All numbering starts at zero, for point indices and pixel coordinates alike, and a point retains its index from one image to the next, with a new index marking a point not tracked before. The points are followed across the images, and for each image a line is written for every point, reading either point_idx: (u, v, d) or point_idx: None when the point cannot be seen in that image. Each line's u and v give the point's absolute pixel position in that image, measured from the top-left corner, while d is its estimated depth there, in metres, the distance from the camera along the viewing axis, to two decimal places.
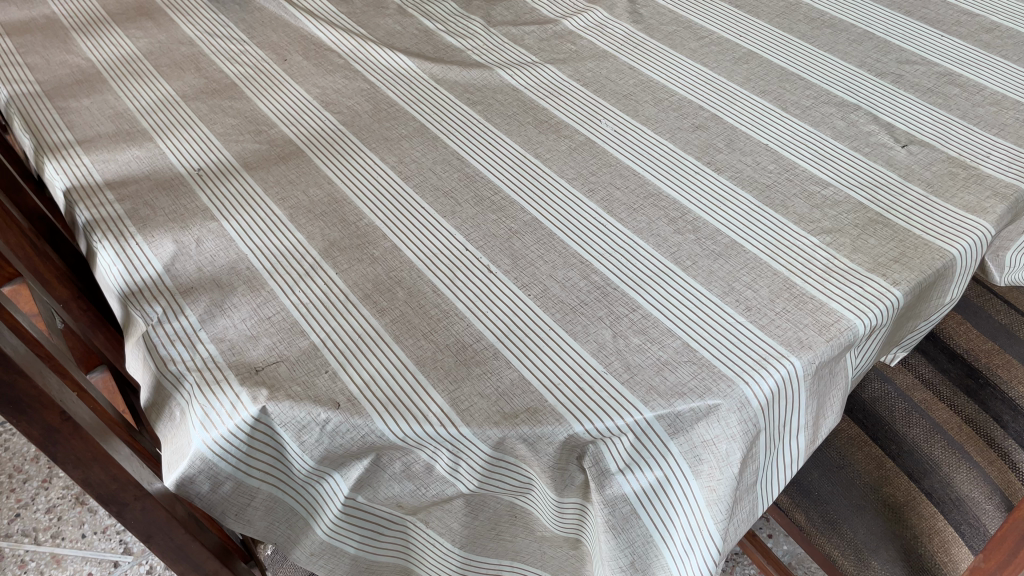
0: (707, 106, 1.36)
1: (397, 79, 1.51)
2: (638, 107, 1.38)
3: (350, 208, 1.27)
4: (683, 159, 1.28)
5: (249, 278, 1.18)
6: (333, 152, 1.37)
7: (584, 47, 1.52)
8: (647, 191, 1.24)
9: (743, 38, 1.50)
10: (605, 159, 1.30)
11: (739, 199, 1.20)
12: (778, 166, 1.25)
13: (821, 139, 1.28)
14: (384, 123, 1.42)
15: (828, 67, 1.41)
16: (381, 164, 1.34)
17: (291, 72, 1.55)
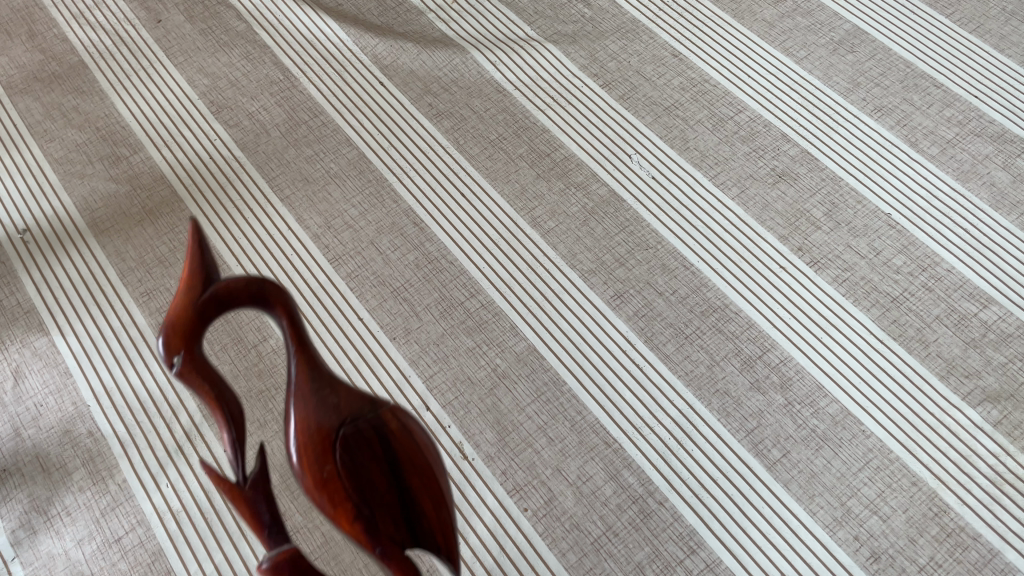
0: (795, 135, 0.90)
1: (325, 65, 1.01)
2: (688, 133, 0.91)
3: (250, 317, 0.84)
4: (760, 240, 0.83)
5: (90, 455, 0.77)
6: (227, 205, 0.91)
7: (602, 12, 1.02)
8: (704, 300, 0.81)
9: (844, 3, 0.99)
10: (639, 233, 0.85)
11: (852, 327, 0.78)
12: (907, 260, 0.81)
13: (972, 210, 0.83)
14: (302, 150, 0.94)
15: (976, 65, 0.92)
16: (299, 232, 0.89)
17: (169, 47, 1.05)
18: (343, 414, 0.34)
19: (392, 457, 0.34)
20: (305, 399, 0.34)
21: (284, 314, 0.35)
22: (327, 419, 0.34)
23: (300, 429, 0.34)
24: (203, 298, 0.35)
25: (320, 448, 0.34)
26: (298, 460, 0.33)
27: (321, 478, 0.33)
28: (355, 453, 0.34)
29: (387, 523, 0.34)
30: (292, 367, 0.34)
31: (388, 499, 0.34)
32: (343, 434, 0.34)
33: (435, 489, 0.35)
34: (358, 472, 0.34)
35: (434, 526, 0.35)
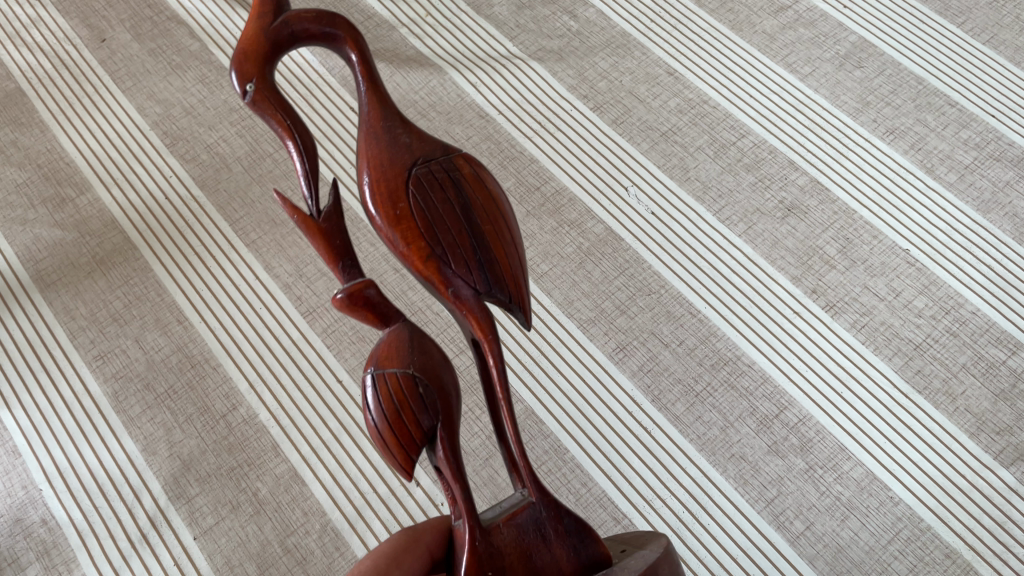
0: (803, 162, 0.83)
1: (290, 89, 0.92)
2: (688, 162, 0.84)
3: (217, 381, 0.76)
4: (772, 283, 0.77)
5: (45, 548, 0.69)
6: (188, 253, 0.83)
7: (590, 25, 0.94)
8: (714, 351, 0.74)
9: (849, 12, 0.92)
10: (640, 276, 0.79)
11: (874, 380, 0.72)
12: (929, 302, 0.75)
13: (995, 244, 0.78)
14: (268, 187, 0.86)
15: (992, 80, 0.86)
16: (268, 282, 0.81)
17: (115, 70, 0.95)
18: (414, 152, 0.32)
19: (466, 201, 0.33)
20: (376, 134, 0.32)
21: (351, 47, 0.32)
22: (399, 157, 0.32)
23: (372, 165, 0.32)
24: (274, 26, 0.30)
25: (393, 186, 0.32)
26: (369, 196, 0.32)
27: (396, 212, 0.32)
28: (432, 186, 0.32)
29: (461, 265, 0.32)
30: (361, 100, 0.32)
31: (461, 238, 0.32)
32: (417, 171, 0.32)
33: (505, 236, 0.33)
34: (435, 199, 0.32)
35: (507, 273, 0.33)
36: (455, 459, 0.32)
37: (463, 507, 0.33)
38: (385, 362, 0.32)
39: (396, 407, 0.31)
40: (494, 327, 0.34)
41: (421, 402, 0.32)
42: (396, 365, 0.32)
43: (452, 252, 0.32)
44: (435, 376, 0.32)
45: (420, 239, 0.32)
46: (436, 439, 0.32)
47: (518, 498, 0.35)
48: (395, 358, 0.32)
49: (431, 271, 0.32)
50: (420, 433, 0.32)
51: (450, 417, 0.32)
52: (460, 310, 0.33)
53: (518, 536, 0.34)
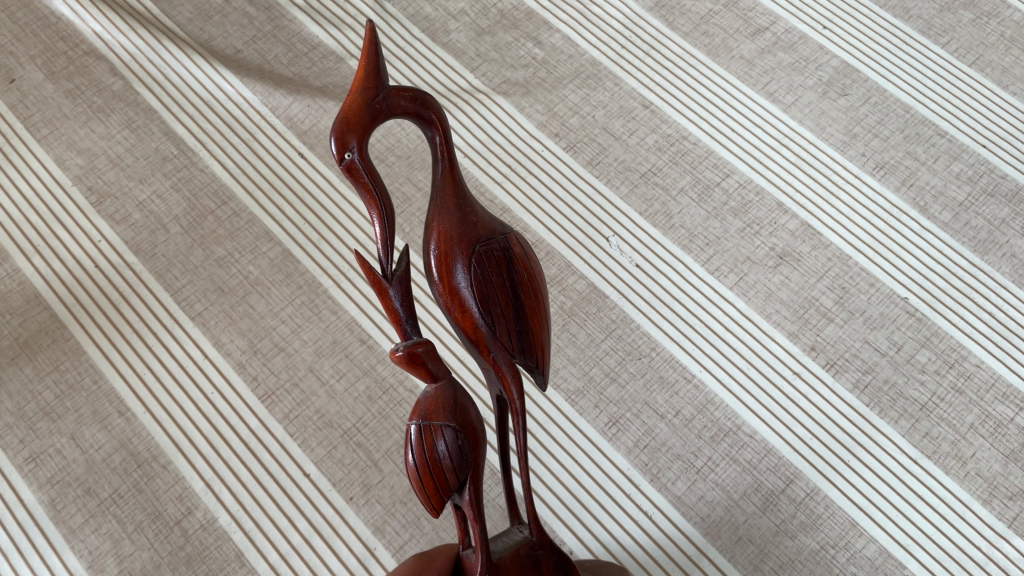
0: (792, 203, 0.78)
1: (230, 134, 0.83)
2: (671, 206, 0.79)
3: (168, 481, 0.68)
4: (769, 341, 0.72)
5: None
6: (125, 331, 0.74)
7: (556, 52, 0.87)
8: (713, 421, 0.69)
9: (829, 33, 0.87)
10: (628, 338, 0.73)
11: (881, 446, 0.68)
12: (932, 356, 0.71)
13: (994, 288, 0.74)
14: (212, 249, 0.78)
15: (980, 107, 0.82)
16: (220, 362, 0.73)
17: (26, 115, 0.84)
18: (479, 230, 0.37)
19: (514, 279, 0.37)
20: (448, 209, 0.37)
21: (438, 129, 0.37)
22: (466, 233, 0.37)
23: (441, 235, 0.37)
24: (376, 101, 0.34)
25: (456, 258, 0.36)
26: (435, 265, 0.37)
27: (454, 282, 0.36)
28: (488, 263, 0.37)
29: (505, 336, 0.37)
30: (438, 170, 0.37)
31: (508, 311, 0.37)
32: (479, 247, 0.36)
33: (542, 310, 0.38)
34: (487, 271, 0.37)
35: (541, 347, 0.38)
36: (476, 504, 0.37)
37: (480, 548, 0.37)
38: (433, 415, 0.36)
39: (437, 446, 0.36)
40: (524, 391, 0.38)
41: (455, 451, 0.36)
42: (440, 419, 0.36)
43: (496, 318, 0.37)
44: (470, 429, 0.37)
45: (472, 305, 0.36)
46: (466, 479, 0.37)
47: (521, 537, 0.41)
48: (439, 411, 0.36)
49: (477, 335, 0.37)
50: (455, 468, 0.36)
51: (480, 466, 0.37)
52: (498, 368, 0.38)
53: (522, 570, 0.40)
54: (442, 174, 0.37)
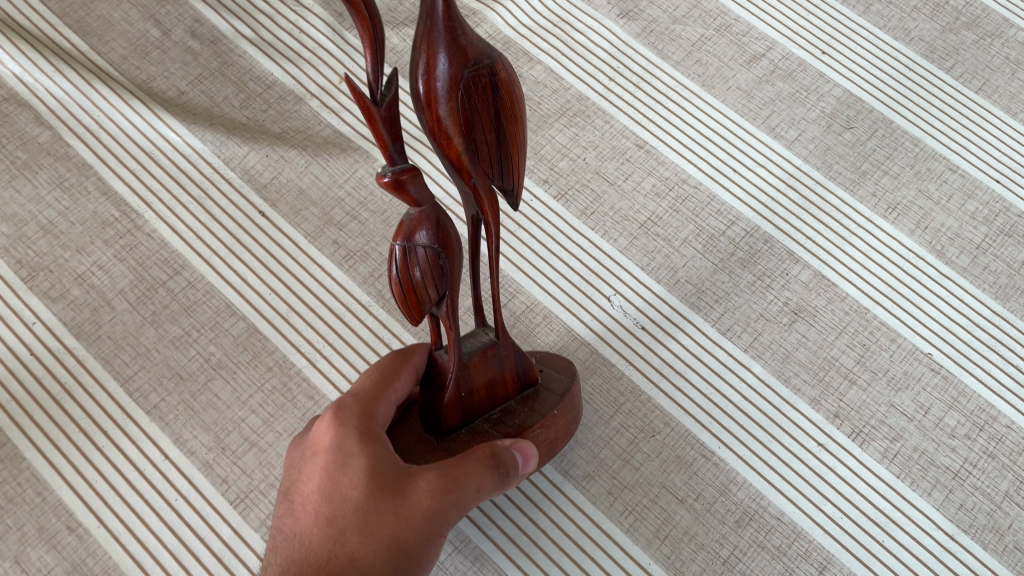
0: (803, 250, 0.73)
1: (179, 190, 0.74)
2: (675, 259, 0.72)
3: None
4: (790, 410, 0.67)
5: None
6: (70, 431, 0.65)
7: (539, 86, 0.79)
8: (737, 504, 0.64)
9: (829, 58, 0.81)
10: (639, 412, 0.67)
11: (916, 522, 0.63)
12: (961, 418, 0.67)
13: (1019, 338, 0.70)
14: (166, 328, 0.69)
15: (990, 137, 0.78)
16: (183, 462, 0.64)
17: None
18: (467, 61, 0.44)
19: (497, 105, 0.45)
20: (438, 44, 0.43)
21: None
22: (456, 59, 0.43)
23: (433, 63, 0.43)
24: None
25: (444, 87, 0.44)
26: (425, 95, 0.44)
27: (441, 103, 0.44)
28: (473, 86, 0.44)
29: (484, 160, 0.47)
30: (433, 3, 0.42)
31: (489, 136, 0.46)
32: (466, 76, 0.44)
33: (518, 133, 0.47)
34: (472, 96, 0.44)
35: (515, 165, 0.48)
36: (450, 305, 0.52)
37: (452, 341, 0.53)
38: (415, 229, 0.48)
39: (420, 259, 0.49)
40: (497, 204, 0.50)
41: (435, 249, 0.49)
42: (422, 232, 0.48)
43: (476, 141, 0.46)
44: (448, 246, 0.49)
45: (454, 131, 0.45)
46: (444, 292, 0.51)
47: (488, 340, 0.57)
48: (421, 225, 0.48)
49: (459, 158, 0.46)
50: (435, 285, 0.50)
51: (455, 264, 0.50)
52: (474, 191, 0.48)
53: (486, 362, 0.56)
54: (437, 4, 0.42)
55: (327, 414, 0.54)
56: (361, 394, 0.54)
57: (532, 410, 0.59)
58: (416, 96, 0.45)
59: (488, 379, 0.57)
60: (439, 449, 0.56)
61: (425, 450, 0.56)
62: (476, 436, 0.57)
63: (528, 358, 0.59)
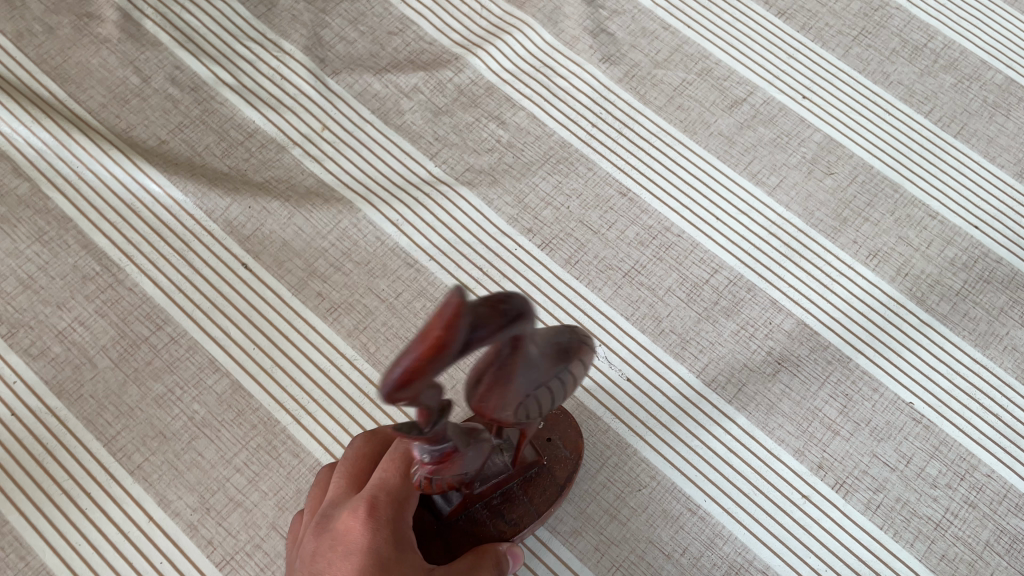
0: (786, 299, 0.73)
1: (161, 243, 0.73)
2: (659, 309, 0.72)
3: None
4: (775, 462, 0.67)
5: None
6: (52, 493, 0.64)
7: (522, 133, 0.79)
8: (722, 558, 0.64)
9: (810, 103, 0.82)
10: (625, 466, 0.67)
11: (898, 574, 0.64)
12: (942, 468, 0.68)
13: (998, 386, 0.71)
14: (149, 385, 0.68)
15: (968, 183, 0.79)
16: (168, 524, 0.64)
17: None
18: (540, 382, 0.40)
19: (558, 396, 0.43)
20: (514, 382, 0.38)
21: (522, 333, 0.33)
22: (524, 396, 0.40)
23: (496, 407, 0.40)
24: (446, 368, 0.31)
25: (504, 408, 0.40)
26: (489, 400, 0.39)
27: (499, 417, 0.41)
28: (542, 393, 0.41)
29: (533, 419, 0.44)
30: (510, 359, 0.36)
31: (543, 411, 0.44)
32: (532, 397, 0.40)
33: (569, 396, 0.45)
34: (537, 402, 0.41)
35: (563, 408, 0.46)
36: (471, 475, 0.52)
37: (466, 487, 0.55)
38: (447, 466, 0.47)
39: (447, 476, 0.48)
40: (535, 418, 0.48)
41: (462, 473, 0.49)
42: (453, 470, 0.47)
43: (531, 416, 0.43)
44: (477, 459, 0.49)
45: (511, 422, 0.42)
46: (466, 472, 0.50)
47: (503, 465, 0.57)
48: (452, 466, 0.47)
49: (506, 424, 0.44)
50: (455, 478, 0.50)
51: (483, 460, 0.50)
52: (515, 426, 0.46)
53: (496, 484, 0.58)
54: (513, 358, 0.36)
55: (360, 509, 0.53)
56: (393, 491, 0.53)
57: (530, 501, 0.62)
58: (470, 408, 0.41)
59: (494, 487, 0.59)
60: (439, 536, 0.59)
61: (423, 533, 0.59)
62: (474, 526, 0.60)
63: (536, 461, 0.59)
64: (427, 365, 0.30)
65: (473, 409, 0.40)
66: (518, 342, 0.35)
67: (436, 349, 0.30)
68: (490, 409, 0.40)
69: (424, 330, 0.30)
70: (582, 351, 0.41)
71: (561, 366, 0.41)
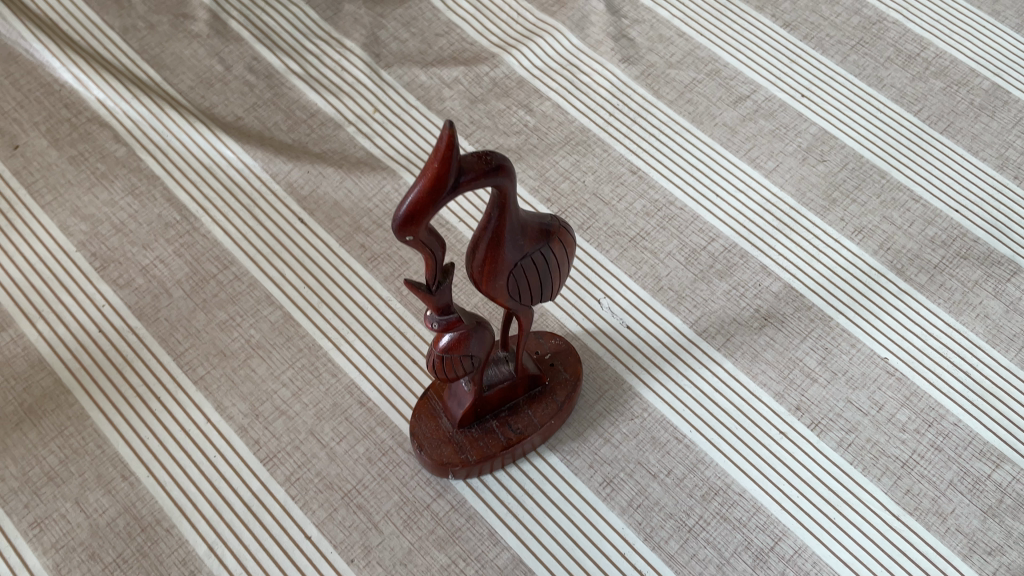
0: (776, 265, 0.82)
1: (232, 199, 0.86)
2: (659, 269, 0.81)
3: (171, 545, 0.69)
4: (757, 402, 0.75)
5: None
6: (128, 395, 0.76)
7: (547, 119, 0.90)
8: (703, 480, 0.72)
9: (808, 101, 0.91)
10: (621, 399, 0.75)
11: (865, 504, 0.71)
12: (912, 415, 0.74)
13: (969, 348, 0.78)
14: (215, 313, 0.80)
15: (951, 172, 0.87)
16: (221, 426, 0.74)
17: (31, 182, 0.86)
18: (525, 250, 0.51)
19: (544, 272, 0.53)
20: (502, 243, 0.49)
21: (505, 185, 0.44)
22: (511, 260, 0.51)
23: (489, 269, 0.51)
24: (443, 198, 0.42)
25: (496, 274, 0.51)
26: (484, 263, 0.50)
27: (494, 284, 0.52)
28: (528, 264, 0.52)
29: (525, 298, 0.55)
30: (498, 217, 0.47)
31: (532, 287, 0.54)
32: (520, 263, 0.51)
33: (557, 278, 0.55)
34: (525, 272, 0.52)
35: (551, 286, 0.56)
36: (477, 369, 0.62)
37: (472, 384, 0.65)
38: (455, 347, 0.58)
39: (457, 359, 0.58)
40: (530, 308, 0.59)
41: (470, 361, 0.59)
42: (460, 351, 0.58)
43: (522, 290, 0.54)
44: (482, 348, 0.59)
45: (504, 292, 0.53)
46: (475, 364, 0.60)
47: (507, 371, 0.68)
48: (459, 345, 0.58)
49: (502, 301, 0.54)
50: (464, 368, 0.60)
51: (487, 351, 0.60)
52: (511, 309, 0.57)
53: (500, 390, 0.68)
54: (500, 218, 0.47)
55: None
56: None
57: (533, 414, 0.71)
58: (472, 278, 0.52)
59: (501, 399, 0.69)
60: (452, 441, 0.69)
61: (440, 440, 0.69)
62: (484, 433, 0.70)
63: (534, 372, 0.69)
64: (427, 195, 0.42)
65: (472, 276, 0.51)
66: (503, 203, 0.46)
67: (433, 180, 0.41)
68: (485, 275, 0.51)
69: (425, 163, 0.41)
70: (562, 234, 0.52)
71: (545, 246, 0.52)
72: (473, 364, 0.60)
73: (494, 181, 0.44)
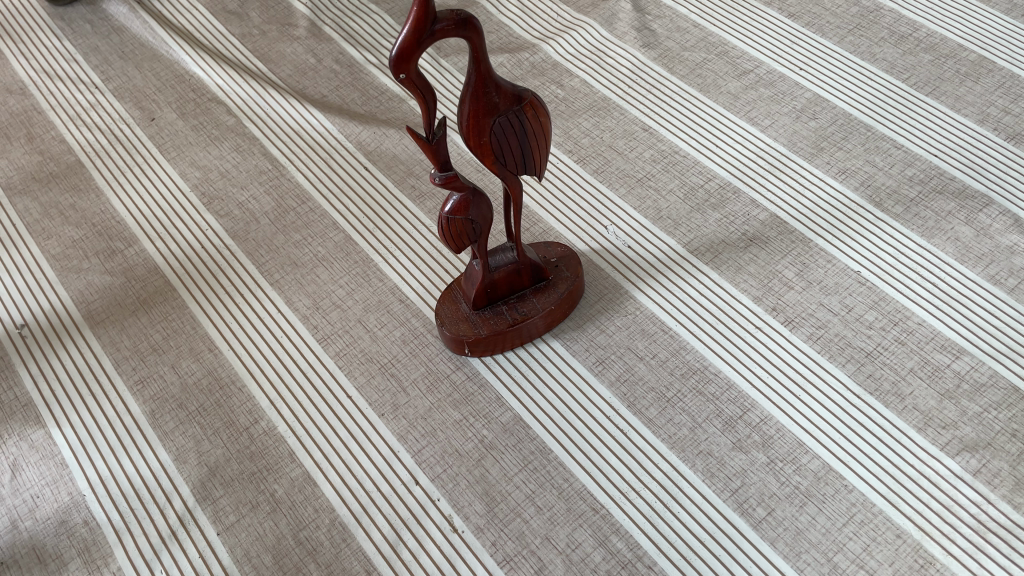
0: (764, 199, 0.93)
1: (313, 153, 1.05)
2: (660, 203, 0.94)
3: (241, 400, 0.86)
4: (736, 304, 0.86)
5: (85, 545, 0.77)
6: (218, 293, 0.94)
7: (574, 91, 1.06)
8: (684, 363, 0.83)
9: (805, 73, 1.04)
10: (618, 300, 0.88)
11: (828, 385, 0.79)
12: (879, 315, 0.83)
13: (938, 264, 0.86)
14: (291, 235, 0.98)
15: (932, 125, 0.97)
16: (288, 315, 0.91)
17: (161, 144, 1.09)
18: (500, 110, 0.66)
19: (522, 136, 0.68)
20: (479, 97, 0.65)
21: (472, 37, 0.60)
22: (490, 116, 0.66)
23: (472, 123, 0.66)
24: (424, 37, 0.59)
25: (480, 129, 0.67)
26: (469, 118, 0.66)
27: (480, 141, 0.67)
28: (505, 124, 0.67)
29: (511, 163, 0.70)
30: (473, 72, 0.63)
31: (514, 151, 0.69)
32: (498, 121, 0.66)
33: (538, 149, 0.70)
34: (504, 132, 0.67)
35: (535, 161, 0.71)
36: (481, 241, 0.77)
37: (480, 261, 0.80)
38: (457, 211, 0.73)
39: (459, 222, 0.73)
40: (520, 184, 0.73)
41: (473, 226, 0.74)
42: (462, 214, 0.73)
43: (506, 153, 0.69)
44: (481, 215, 0.74)
45: (491, 152, 0.68)
46: (477, 232, 0.75)
47: (511, 256, 0.82)
48: (460, 210, 0.73)
49: (491, 164, 0.69)
50: (467, 233, 0.74)
51: (486, 222, 0.75)
52: (502, 178, 0.71)
53: (506, 274, 0.82)
54: (475, 72, 0.63)
55: None
56: None
57: (537, 301, 0.84)
58: (464, 138, 0.68)
59: (509, 284, 0.83)
60: (468, 320, 0.84)
61: (458, 319, 0.84)
62: (495, 314, 0.84)
63: (536, 262, 0.83)
64: (413, 35, 0.59)
65: (461, 131, 0.67)
66: (476, 59, 0.62)
67: (417, 22, 0.58)
68: (470, 129, 0.67)
69: (411, 9, 0.58)
70: (534, 103, 0.67)
71: (520, 112, 0.67)
72: (474, 229, 0.74)
73: (464, 33, 0.60)
